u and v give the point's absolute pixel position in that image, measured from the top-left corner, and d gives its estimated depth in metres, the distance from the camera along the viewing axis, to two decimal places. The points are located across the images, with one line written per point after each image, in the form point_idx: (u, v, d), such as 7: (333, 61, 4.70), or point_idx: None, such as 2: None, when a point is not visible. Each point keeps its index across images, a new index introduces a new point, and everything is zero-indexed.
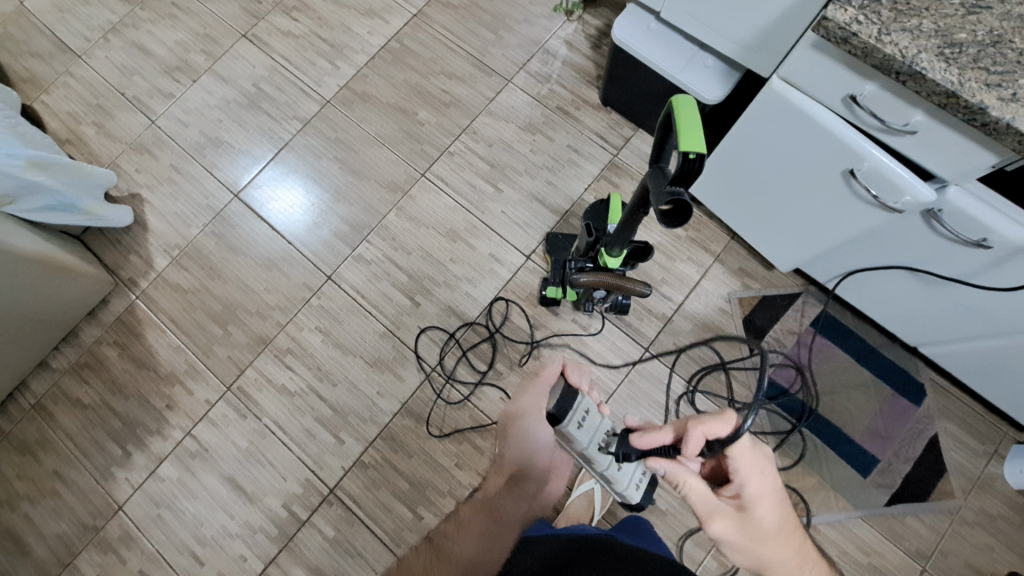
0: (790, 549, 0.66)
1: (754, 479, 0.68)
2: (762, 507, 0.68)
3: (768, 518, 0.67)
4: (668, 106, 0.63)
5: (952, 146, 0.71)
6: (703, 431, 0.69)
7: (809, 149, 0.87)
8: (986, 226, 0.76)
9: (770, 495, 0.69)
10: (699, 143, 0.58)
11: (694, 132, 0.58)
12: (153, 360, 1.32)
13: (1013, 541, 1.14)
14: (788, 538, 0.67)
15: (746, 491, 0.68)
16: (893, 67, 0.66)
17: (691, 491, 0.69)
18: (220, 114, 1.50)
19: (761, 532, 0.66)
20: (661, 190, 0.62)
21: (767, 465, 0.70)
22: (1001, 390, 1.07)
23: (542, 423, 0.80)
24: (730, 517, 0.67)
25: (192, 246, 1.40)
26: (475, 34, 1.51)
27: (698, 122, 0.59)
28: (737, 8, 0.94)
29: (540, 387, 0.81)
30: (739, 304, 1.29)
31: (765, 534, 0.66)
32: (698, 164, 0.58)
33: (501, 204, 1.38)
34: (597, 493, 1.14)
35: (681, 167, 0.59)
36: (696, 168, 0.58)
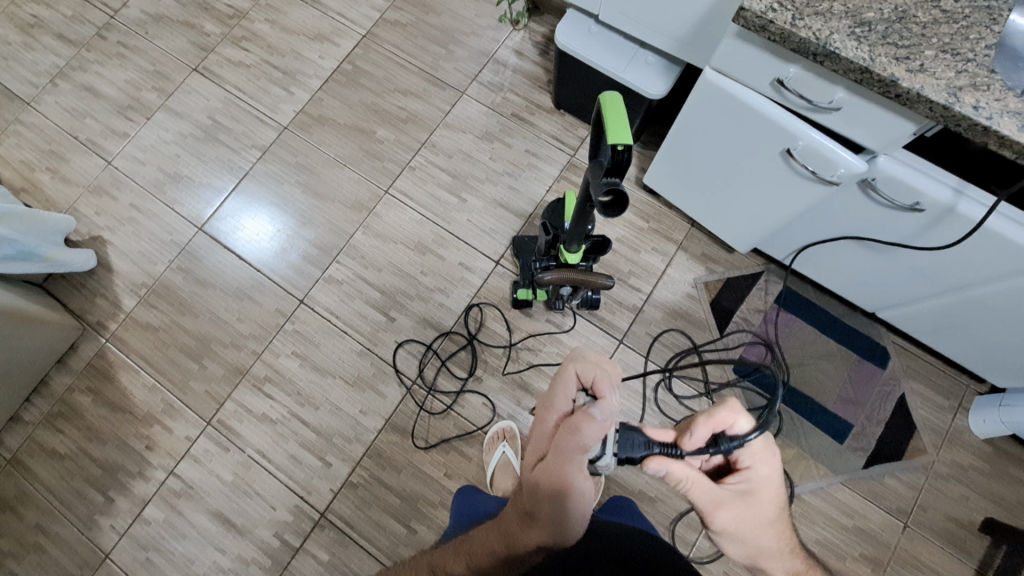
0: (782, 535, 0.70)
1: (760, 466, 0.71)
2: (760, 500, 0.70)
3: (765, 510, 0.70)
4: (597, 105, 0.66)
5: (875, 118, 0.75)
6: (714, 426, 0.69)
7: (748, 133, 0.91)
8: (917, 191, 0.81)
9: (770, 483, 0.71)
10: (626, 135, 0.61)
11: (619, 125, 0.62)
12: (129, 402, 1.30)
13: (984, 489, 1.19)
14: (782, 524, 0.71)
15: (747, 481, 0.71)
16: (810, 49, 0.70)
17: (694, 488, 0.69)
18: (177, 150, 1.50)
19: (759, 521, 0.70)
20: (599, 182, 0.64)
21: (770, 452, 0.72)
22: (956, 345, 1.12)
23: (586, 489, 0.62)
24: (732, 507, 0.69)
25: (159, 283, 1.39)
26: (425, 50, 1.54)
27: (625, 117, 0.62)
28: (667, 5, 0.99)
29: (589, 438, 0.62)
30: (705, 288, 1.32)
31: (762, 524, 0.69)
32: (625, 154, 0.60)
33: (466, 213, 1.41)
34: None
35: (611, 160, 0.61)
36: (625, 159, 0.61)
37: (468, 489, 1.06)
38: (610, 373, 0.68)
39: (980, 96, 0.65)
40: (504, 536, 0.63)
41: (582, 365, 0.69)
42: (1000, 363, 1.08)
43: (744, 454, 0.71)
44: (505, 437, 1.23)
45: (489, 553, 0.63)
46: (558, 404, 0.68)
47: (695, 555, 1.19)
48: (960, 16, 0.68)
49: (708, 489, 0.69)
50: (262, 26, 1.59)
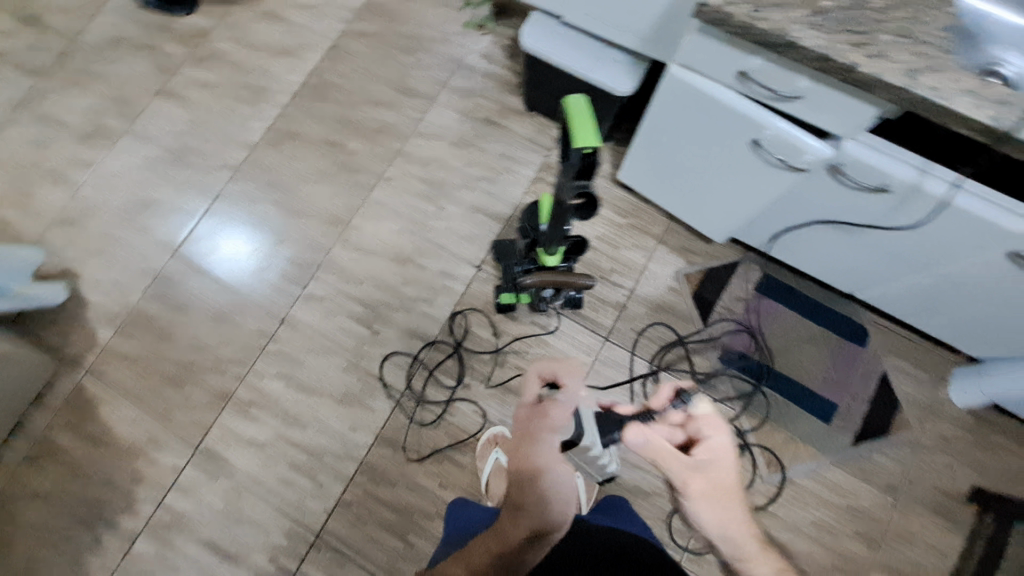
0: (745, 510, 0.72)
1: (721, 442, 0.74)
2: (723, 471, 0.73)
3: (728, 480, 0.72)
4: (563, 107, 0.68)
5: (838, 104, 0.77)
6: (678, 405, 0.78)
7: (717, 126, 0.92)
8: (884, 173, 0.82)
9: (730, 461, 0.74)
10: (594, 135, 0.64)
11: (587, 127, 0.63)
12: (111, 435, 1.27)
13: (969, 458, 1.21)
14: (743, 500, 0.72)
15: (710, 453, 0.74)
16: (771, 41, 0.71)
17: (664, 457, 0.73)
18: (146, 175, 1.47)
19: (721, 490, 0.72)
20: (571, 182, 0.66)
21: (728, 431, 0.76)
22: (932, 320, 1.14)
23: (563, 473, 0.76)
24: (695, 476, 0.72)
25: (135, 312, 1.36)
26: (393, 59, 1.53)
27: (591, 119, 0.64)
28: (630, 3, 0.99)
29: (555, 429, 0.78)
30: (686, 280, 1.33)
31: (724, 492, 0.72)
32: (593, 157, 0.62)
33: (444, 220, 1.40)
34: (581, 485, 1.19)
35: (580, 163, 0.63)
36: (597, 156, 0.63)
37: (462, 500, 1.06)
38: (569, 364, 0.78)
39: (938, 78, 0.67)
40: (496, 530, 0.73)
41: (543, 364, 0.77)
42: (975, 335, 1.11)
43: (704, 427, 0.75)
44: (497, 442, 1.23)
45: (487, 549, 0.71)
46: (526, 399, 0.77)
47: (694, 545, 1.19)
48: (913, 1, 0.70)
49: (677, 458, 0.72)
50: (226, 44, 1.57)
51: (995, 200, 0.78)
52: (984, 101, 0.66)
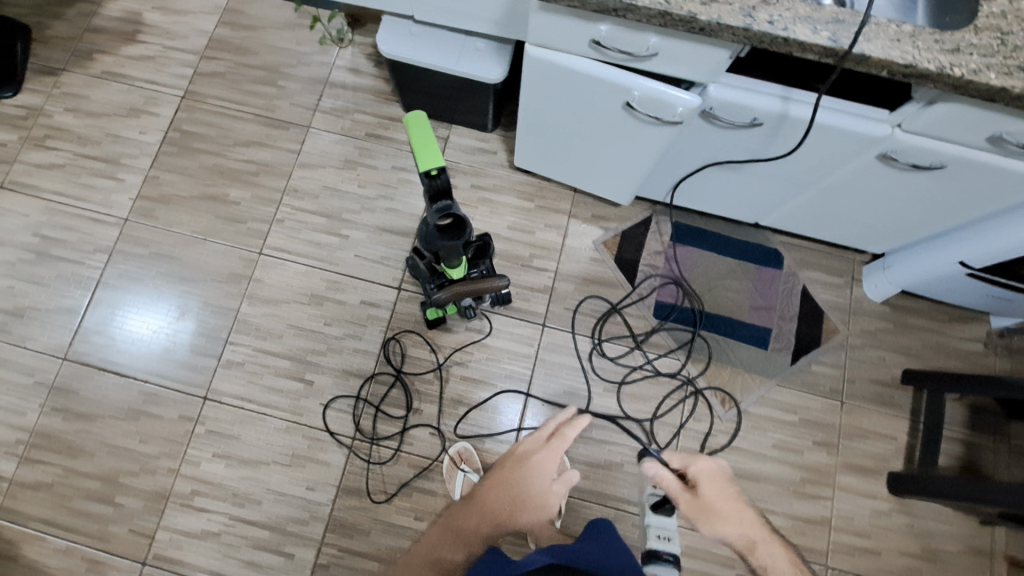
0: (747, 516, 0.94)
1: (710, 484, 0.95)
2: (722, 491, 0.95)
3: (727, 488, 0.97)
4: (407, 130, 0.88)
5: (691, 53, 0.77)
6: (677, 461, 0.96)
7: (588, 97, 0.91)
8: (751, 108, 0.84)
9: (722, 488, 0.96)
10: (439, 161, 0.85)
11: (429, 152, 0.85)
12: (44, 574, 1.15)
13: (893, 345, 1.30)
14: (741, 507, 0.95)
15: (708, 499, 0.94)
16: (610, 6, 0.70)
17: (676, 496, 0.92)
18: (7, 281, 1.31)
19: (723, 498, 0.95)
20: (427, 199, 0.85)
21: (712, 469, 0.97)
22: (834, 229, 1.20)
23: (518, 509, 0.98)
24: (709, 512, 0.92)
25: (36, 434, 1.22)
26: (254, 94, 1.43)
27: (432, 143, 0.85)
28: None
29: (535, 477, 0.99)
30: (606, 247, 1.34)
31: (732, 502, 0.95)
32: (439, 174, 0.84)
33: (351, 249, 1.33)
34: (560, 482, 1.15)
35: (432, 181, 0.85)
36: (441, 178, 0.84)
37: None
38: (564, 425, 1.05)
39: (772, 11, 0.68)
40: (486, 511, 0.94)
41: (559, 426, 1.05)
42: (872, 233, 1.18)
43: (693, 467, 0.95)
44: (462, 459, 1.20)
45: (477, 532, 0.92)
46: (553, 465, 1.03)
47: None
48: None
49: (689, 501, 0.92)
50: (62, 117, 1.41)
51: (853, 111, 0.82)
52: (818, 24, 0.68)
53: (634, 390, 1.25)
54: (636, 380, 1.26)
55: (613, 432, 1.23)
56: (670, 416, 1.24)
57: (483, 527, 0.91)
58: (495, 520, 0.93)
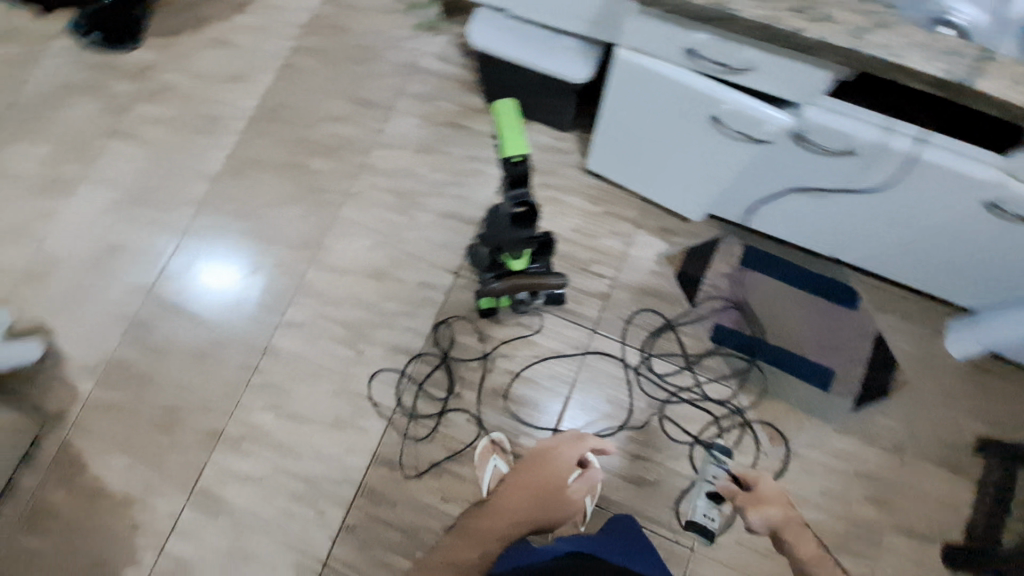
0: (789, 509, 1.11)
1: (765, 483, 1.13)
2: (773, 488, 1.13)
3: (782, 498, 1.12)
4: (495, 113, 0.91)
5: (789, 71, 0.74)
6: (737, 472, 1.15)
7: (673, 106, 0.90)
8: (846, 135, 0.80)
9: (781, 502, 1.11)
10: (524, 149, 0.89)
11: (515, 138, 0.87)
12: (105, 488, 1.25)
13: (971, 408, 1.20)
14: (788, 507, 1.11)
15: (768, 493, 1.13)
16: (710, 16, 0.69)
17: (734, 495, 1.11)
18: (109, 219, 1.44)
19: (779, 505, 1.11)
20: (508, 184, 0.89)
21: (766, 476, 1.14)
22: (921, 274, 1.12)
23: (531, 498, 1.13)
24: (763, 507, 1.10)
25: (115, 360, 1.33)
26: (347, 72, 1.50)
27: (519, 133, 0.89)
28: None
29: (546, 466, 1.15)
30: (669, 261, 1.31)
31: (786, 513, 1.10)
32: (520, 165, 0.87)
33: (417, 230, 1.37)
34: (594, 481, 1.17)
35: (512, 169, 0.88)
36: (521, 168, 0.88)
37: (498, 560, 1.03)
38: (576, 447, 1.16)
39: (886, 36, 0.64)
40: (509, 509, 1.12)
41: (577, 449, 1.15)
42: (964, 285, 1.09)
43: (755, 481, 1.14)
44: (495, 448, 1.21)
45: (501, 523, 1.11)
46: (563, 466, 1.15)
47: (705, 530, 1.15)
48: None
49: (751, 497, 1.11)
50: (175, 77, 1.54)
51: (962, 151, 0.77)
52: (933, 54, 0.63)
53: (678, 410, 1.22)
54: (681, 400, 1.23)
55: (650, 449, 1.20)
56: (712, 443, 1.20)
57: (506, 528, 1.10)
58: (512, 513, 1.11)
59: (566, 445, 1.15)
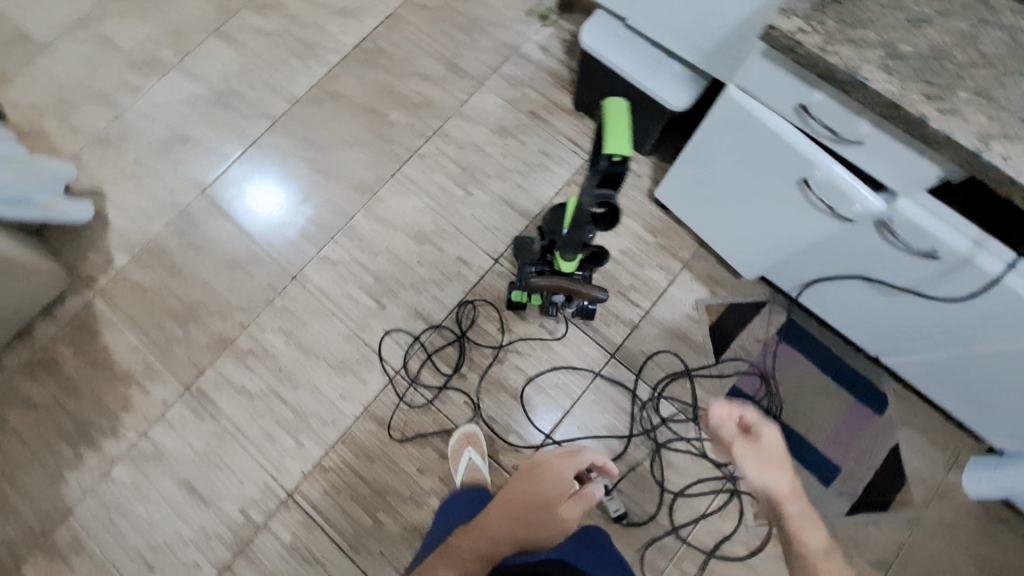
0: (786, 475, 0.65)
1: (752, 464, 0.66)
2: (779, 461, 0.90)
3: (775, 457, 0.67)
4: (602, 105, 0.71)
5: (897, 155, 0.72)
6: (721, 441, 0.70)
7: (765, 158, 0.88)
8: (933, 236, 0.77)
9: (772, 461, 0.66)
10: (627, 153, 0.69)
11: (621, 135, 0.67)
12: (110, 359, 1.29)
13: (969, 548, 1.15)
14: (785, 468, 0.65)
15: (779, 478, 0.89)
16: (836, 78, 0.67)
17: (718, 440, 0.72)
18: (187, 111, 1.47)
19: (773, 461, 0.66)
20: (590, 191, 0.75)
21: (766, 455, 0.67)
22: (961, 401, 1.07)
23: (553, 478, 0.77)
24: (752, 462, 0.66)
25: (153, 243, 1.37)
26: (449, 36, 1.50)
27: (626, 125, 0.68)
28: (700, 13, 0.95)
29: (569, 465, 0.79)
30: (707, 311, 1.29)
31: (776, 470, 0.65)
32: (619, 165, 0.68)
33: (470, 207, 1.36)
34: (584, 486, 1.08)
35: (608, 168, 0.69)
36: (620, 170, 0.69)
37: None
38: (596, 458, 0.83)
39: (1012, 148, 0.61)
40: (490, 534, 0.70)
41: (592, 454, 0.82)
42: (1003, 424, 1.04)
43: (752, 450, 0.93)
44: (469, 442, 1.19)
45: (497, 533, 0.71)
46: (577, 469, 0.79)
47: None
48: (999, 62, 0.65)
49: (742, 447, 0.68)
50: None
51: None
52: None
53: (672, 457, 1.20)
54: (678, 450, 1.20)
55: (633, 488, 1.18)
56: (696, 500, 1.17)
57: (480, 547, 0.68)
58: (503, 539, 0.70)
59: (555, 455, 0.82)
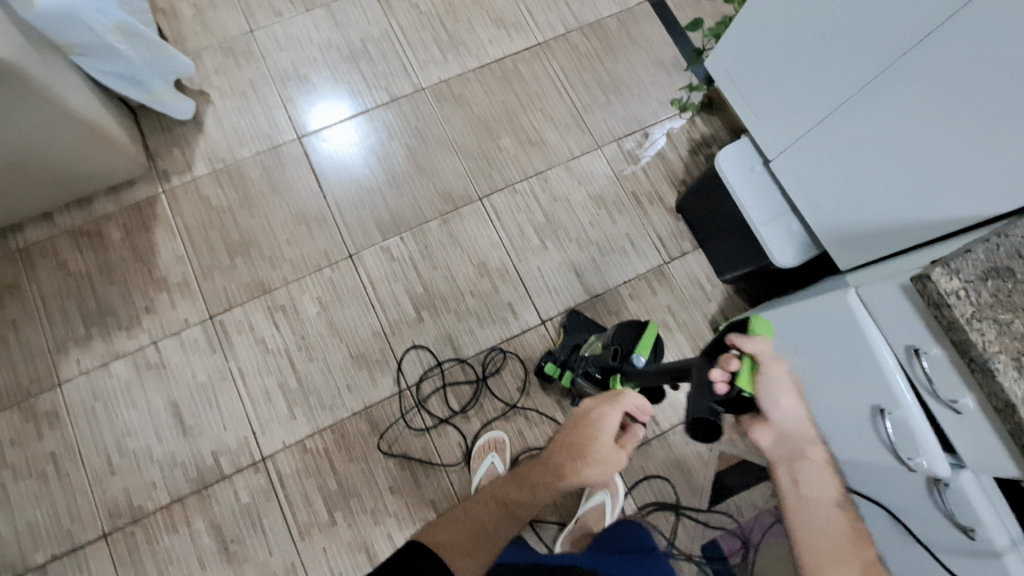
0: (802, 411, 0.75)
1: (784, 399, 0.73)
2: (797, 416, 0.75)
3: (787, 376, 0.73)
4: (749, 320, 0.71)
5: (985, 440, 0.71)
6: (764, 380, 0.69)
7: (850, 371, 0.86)
8: (979, 522, 0.76)
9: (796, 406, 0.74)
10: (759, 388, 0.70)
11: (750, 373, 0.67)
12: (152, 258, 1.30)
13: None
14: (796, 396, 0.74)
15: (789, 428, 0.75)
16: (969, 351, 0.67)
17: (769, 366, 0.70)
18: (316, 53, 1.46)
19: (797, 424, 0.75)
20: (702, 403, 0.68)
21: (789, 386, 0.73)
22: None
23: (613, 421, 0.82)
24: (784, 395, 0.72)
25: (236, 166, 1.37)
26: (587, 88, 1.49)
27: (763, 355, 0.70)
28: (857, 194, 0.97)
29: (615, 413, 0.83)
30: (718, 457, 1.27)
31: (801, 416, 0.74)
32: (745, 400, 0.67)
33: (540, 260, 1.36)
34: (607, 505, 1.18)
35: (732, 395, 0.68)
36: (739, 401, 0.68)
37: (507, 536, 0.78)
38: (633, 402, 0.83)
39: None
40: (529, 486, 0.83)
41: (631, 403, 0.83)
42: None
43: (777, 394, 0.72)
44: (495, 448, 1.21)
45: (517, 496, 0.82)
46: (611, 426, 0.83)
47: None
48: None
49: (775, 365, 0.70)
50: None
51: None
52: None
53: None
54: None
55: None
56: None
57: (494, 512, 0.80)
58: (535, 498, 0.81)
59: (606, 410, 0.83)
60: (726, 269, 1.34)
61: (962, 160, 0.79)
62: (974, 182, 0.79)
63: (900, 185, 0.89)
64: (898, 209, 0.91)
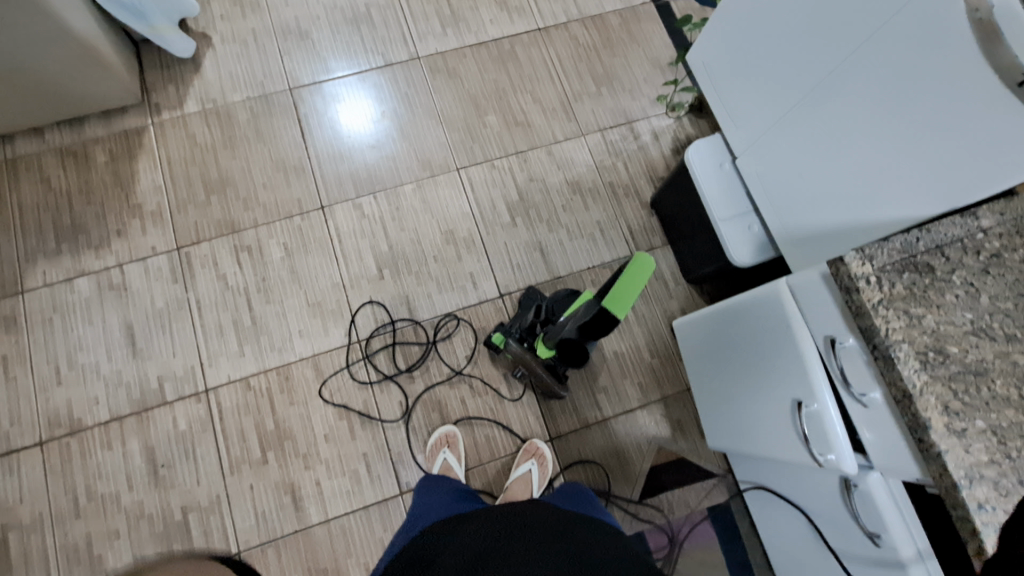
0: None
1: None
2: None
3: None
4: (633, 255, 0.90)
5: (891, 437, 0.71)
6: None
7: (772, 362, 0.86)
8: (885, 525, 0.76)
9: None
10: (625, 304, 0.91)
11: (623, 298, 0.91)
12: (132, 185, 1.34)
13: None
14: None
15: None
16: (874, 339, 0.67)
17: None
18: (320, 12, 1.50)
19: None
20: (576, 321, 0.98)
21: None
22: None
23: None
24: None
25: (225, 109, 1.41)
26: (579, 78, 1.51)
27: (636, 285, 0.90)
28: (811, 195, 0.97)
29: None
30: (656, 451, 1.27)
31: None
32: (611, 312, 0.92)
33: (507, 235, 1.37)
34: (534, 474, 1.17)
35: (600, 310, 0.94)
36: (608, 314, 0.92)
37: None
38: None
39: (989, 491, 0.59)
40: None
41: None
42: None
43: None
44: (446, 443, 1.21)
45: None
46: None
47: None
48: None
49: None
50: None
51: None
52: None
53: None
54: None
55: None
56: None
57: None
58: None
59: None
60: (689, 267, 1.34)
61: (902, 164, 0.78)
62: (914, 187, 0.79)
63: (848, 187, 0.89)
64: (846, 211, 0.91)
